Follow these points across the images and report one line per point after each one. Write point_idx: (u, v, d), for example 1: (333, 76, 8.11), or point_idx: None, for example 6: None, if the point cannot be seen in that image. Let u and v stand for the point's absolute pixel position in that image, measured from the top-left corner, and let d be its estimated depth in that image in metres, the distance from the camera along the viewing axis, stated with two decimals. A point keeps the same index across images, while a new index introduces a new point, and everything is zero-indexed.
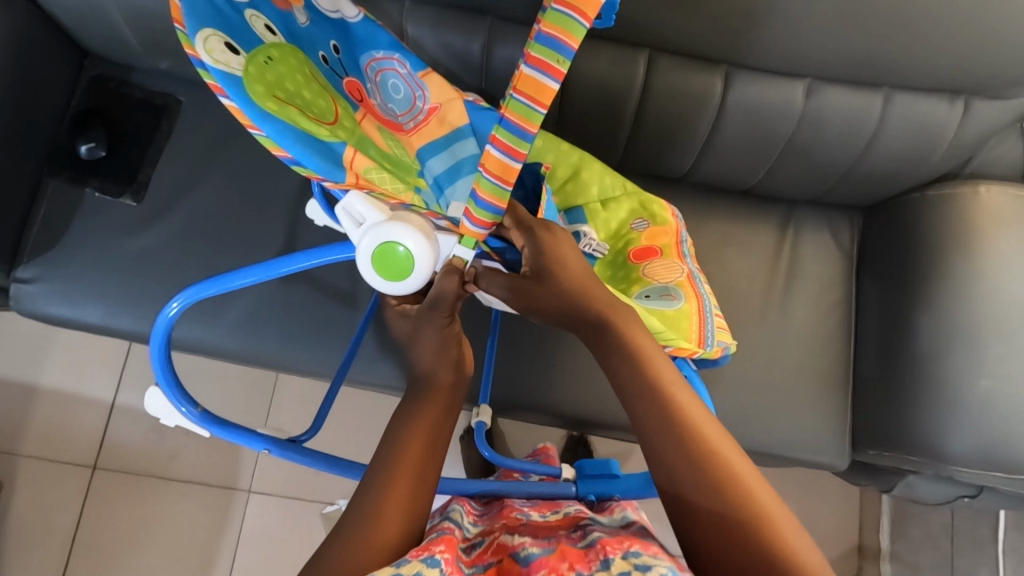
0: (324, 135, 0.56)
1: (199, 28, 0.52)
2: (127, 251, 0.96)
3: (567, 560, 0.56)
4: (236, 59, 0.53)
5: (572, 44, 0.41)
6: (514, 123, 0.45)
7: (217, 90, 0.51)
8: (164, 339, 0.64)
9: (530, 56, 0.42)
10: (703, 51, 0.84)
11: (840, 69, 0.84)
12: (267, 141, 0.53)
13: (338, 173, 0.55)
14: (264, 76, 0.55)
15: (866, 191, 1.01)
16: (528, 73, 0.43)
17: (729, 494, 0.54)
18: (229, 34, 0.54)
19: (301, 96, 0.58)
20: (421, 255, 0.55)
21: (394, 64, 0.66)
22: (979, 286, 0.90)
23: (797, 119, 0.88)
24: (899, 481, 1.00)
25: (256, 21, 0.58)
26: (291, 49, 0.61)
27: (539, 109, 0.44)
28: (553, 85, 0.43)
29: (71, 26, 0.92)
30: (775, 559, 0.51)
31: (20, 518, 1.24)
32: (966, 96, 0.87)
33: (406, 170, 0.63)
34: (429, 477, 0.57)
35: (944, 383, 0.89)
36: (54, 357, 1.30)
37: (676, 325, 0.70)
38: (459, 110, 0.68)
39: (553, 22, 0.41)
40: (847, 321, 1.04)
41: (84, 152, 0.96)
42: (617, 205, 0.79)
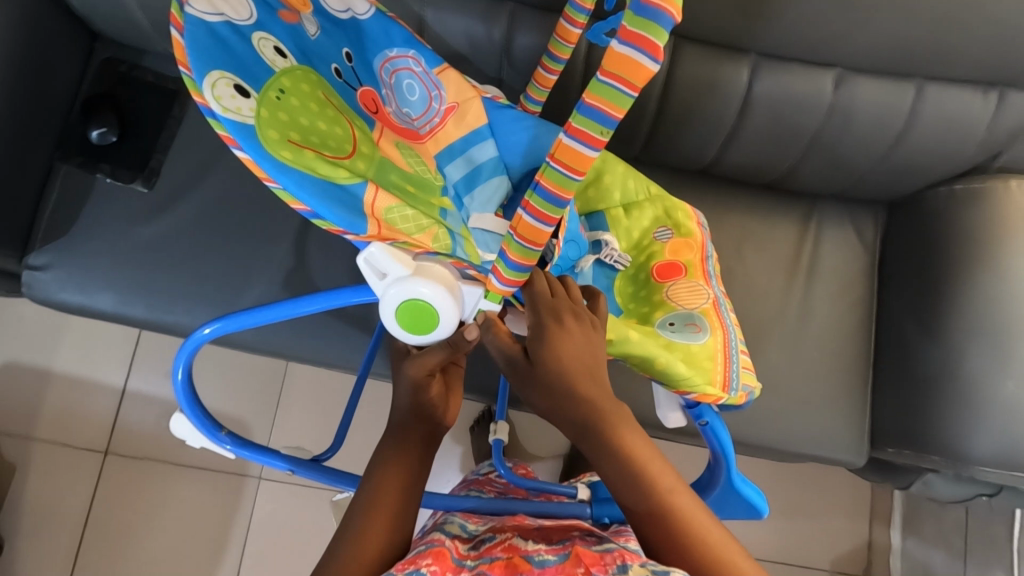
0: (342, 177, 0.55)
1: (206, 72, 0.51)
2: (138, 238, 0.95)
3: (583, 564, 0.55)
4: (248, 105, 0.52)
5: (616, 116, 0.39)
6: (549, 189, 0.44)
7: (229, 141, 0.50)
8: (186, 383, 0.65)
9: (571, 125, 0.40)
10: (731, 39, 0.81)
11: (871, 59, 0.81)
12: (284, 194, 0.52)
13: (359, 223, 0.54)
14: (276, 117, 0.54)
15: (891, 186, 0.98)
16: (567, 142, 0.41)
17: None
18: (238, 75, 0.53)
19: (317, 129, 0.57)
20: (448, 311, 0.53)
21: (409, 61, 0.63)
22: (1007, 283, 0.88)
23: (825, 110, 0.86)
24: (917, 480, 0.99)
25: (264, 44, 0.56)
26: (302, 72, 0.59)
27: (575, 177, 0.42)
28: (593, 154, 0.41)
29: (80, 7, 0.90)
30: None
31: (33, 499, 1.24)
32: (1000, 88, 0.84)
33: (430, 190, 0.63)
34: (411, 509, 0.59)
35: (968, 383, 0.88)
36: (66, 342, 1.30)
37: (700, 364, 0.68)
38: (477, 110, 0.65)
39: (597, 93, 0.38)
40: (868, 319, 1.03)
41: (95, 138, 0.94)
42: (640, 212, 0.77)
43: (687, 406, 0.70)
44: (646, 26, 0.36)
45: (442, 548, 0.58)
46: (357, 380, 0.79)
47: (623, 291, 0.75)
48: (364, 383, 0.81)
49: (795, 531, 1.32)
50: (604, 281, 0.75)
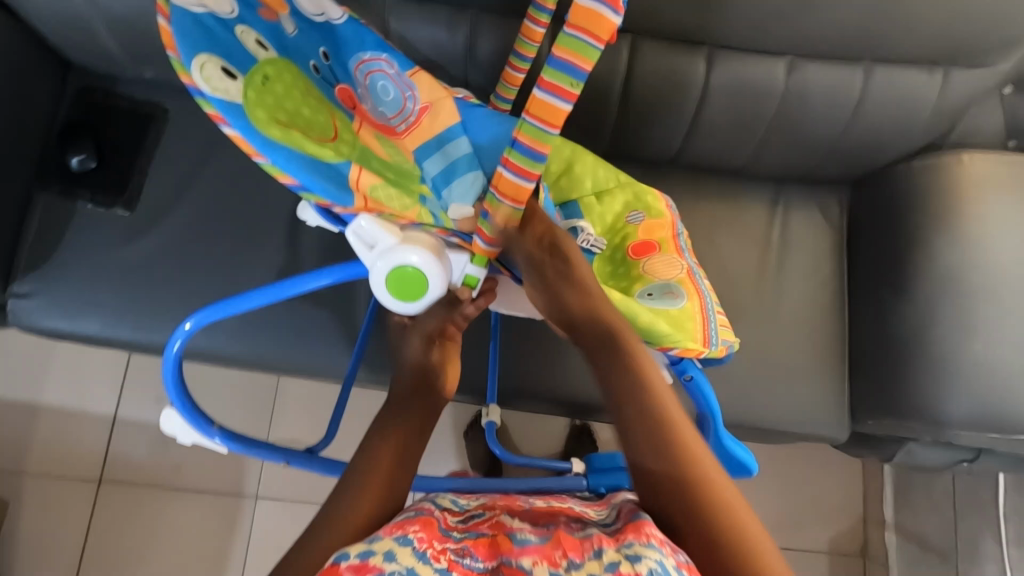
0: (328, 155, 0.59)
1: (194, 55, 0.56)
2: (120, 260, 0.97)
3: (561, 547, 0.54)
4: (235, 86, 0.57)
5: (585, 68, 0.46)
6: (526, 145, 0.51)
7: (218, 119, 0.55)
8: (177, 356, 0.66)
9: (544, 79, 0.47)
10: (686, 32, 0.85)
11: (818, 43, 0.85)
12: (273, 169, 0.57)
13: (345, 197, 0.59)
14: (263, 100, 0.58)
15: (852, 166, 1.02)
16: (541, 97, 0.48)
17: (728, 540, 0.53)
18: (226, 59, 0.58)
19: (301, 114, 0.61)
20: (435, 276, 0.60)
21: (382, 64, 0.65)
22: (967, 249, 0.92)
23: (780, 95, 0.89)
24: (900, 450, 1.01)
25: (247, 37, 0.60)
26: (284, 64, 0.63)
27: (551, 129, 0.49)
28: (564, 105, 0.48)
29: (53, 39, 0.92)
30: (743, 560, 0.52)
31: (28, 534, 1.24)
32: (944, 67, 0.88)
33: (410, 178, 0.64)
34: (404, 477, 0.62)
35: (941, 350, 0.90)
36: (54, 373, 1.30)
37: (681, 325, 0.69)
38: (451, 108, 0.65)
39: (566, 47, 0.45)
40: (840, 296, 1.06)
41: (75, 164, 0.96)
42: (611, 198, 0.80)
43: (671, 363, 0.72)
44: None
45: (430, 517, 0.59)
46: (343, 386, 0.80)
47: (602, 272, 0.77)
48: (353, 380, 0.83)
49: (791, 513, 1.33)
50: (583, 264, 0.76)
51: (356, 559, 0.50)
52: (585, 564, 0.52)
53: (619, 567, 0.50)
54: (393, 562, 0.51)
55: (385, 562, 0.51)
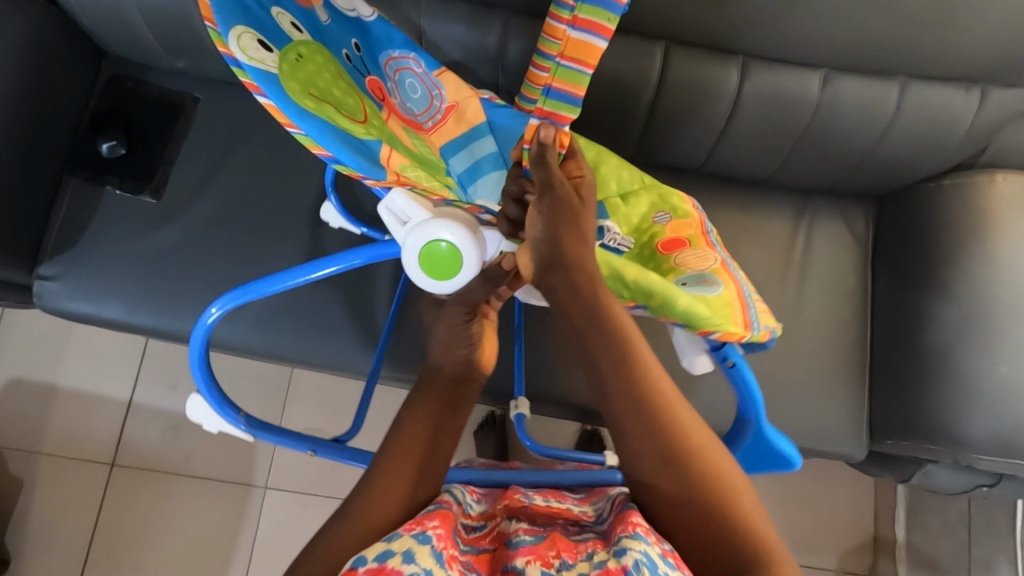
0: (362, 133, 0.56)
1: (230, 26, 0.50)
2: (145, 247, 0.97)
3: (555, 547, 0.55)
4: (271, 58, 0.52)
5: (617, 3, 0.51)
6: (564, 88, 0.54)
7: (252, 88, 0.50)
8: (204, 345, 0.66)
9: (580, 17, 0.51)
10: (719, 41, 0.84)
11: (853, 57, 0.84)
12: (306, 140, 0.52)
13: (379, 171, 0.55)
14: (298, 76, 0.54)
15: (881, 182, 1.01)
16: (577, 36, 0.52)
17: (722, 516, 0.55)
18: (260, 31, 0.53)
19: (333, 93, 0.57)
20: (467, 248, 0.55)
21: (410, 63, 0.68)
22: (995, 272, 0.91)
23: (812, 109, 0.88)
24: (917, 470, 1.00)
25: (282, 18, 0.56)
26: (316, 47, 0.59)
27: (586, 69, 0.53)
28: (601, 42, 0.52)
29: (89, 26, 0.93)
30: (722, 511, 0.55)
31: (40, 513, 1.25)
32: (982, 85, 0.88)
33: (436, 169, 0.65)
34: (432, 470, 0.61)
35: (964, 372, 0.89)
36: (72, 356, 1.31)
37: (720, 311, 0.66)
38: (476, 108, 0.70)
39: None
40: (862, 312, 1.04)
41: (105, 151, 0.97)
42: (637, 199, 0.80)
43: (712, 349, 0.70)
44: None
45: (449, 511, 0.58)
46: (368, 381, 0.81)
47: None
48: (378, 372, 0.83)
49: (800, 529, 1.32)
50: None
51: (373, 562, 0.50)
52: (576, 564, 0.52)
53: (608, 564, 0.50)
54: (411, 563, 0.50)
55: (403, 564, 0.50)
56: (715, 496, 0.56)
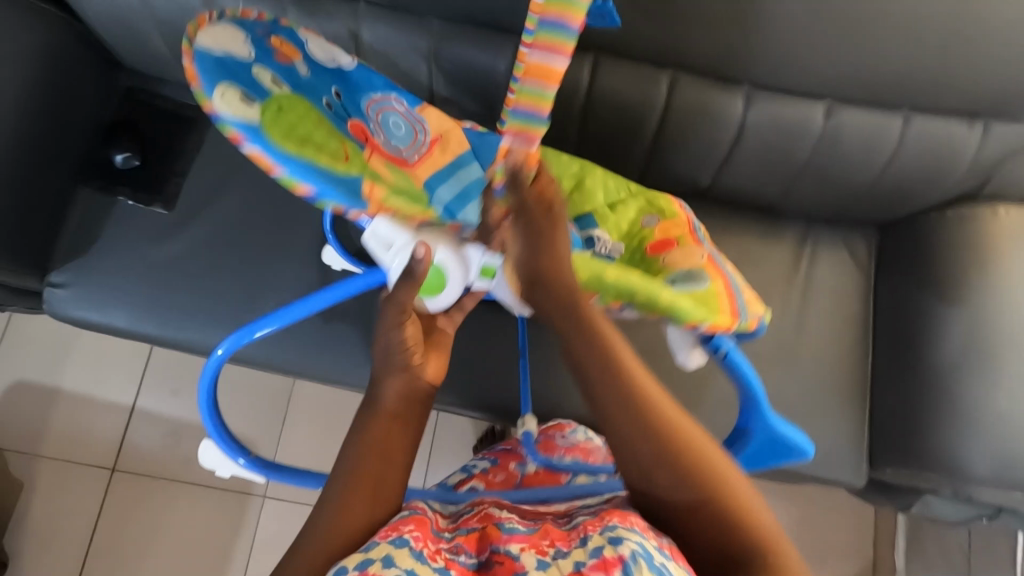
0: (341, 172, 0.60)
1: (216, 87, 0.56)
2: (153, 257, 0.99)
3: (549, 537, 0.55)
4: (252, 111, 0.57)
5: (573, 25, 0.54)
6: (530, 107, 0.58)
7: (238, 140, 0.55)
8: (211, 384, 0.70)
9: (540, 42, 0.55)
10: (725, 71, 0.86)
11: (856, 89, 0.85)
12: (289, 181, 0.56)
13: (360, 202, 0.59)
14: (279, 125, 0.59)
15: (884, 210, 1.02)
16: (538, 58, 0.56)
17: (713, 504, 0.53)
18: (242, 89, 0.58)
19: (313, 138, 0.61)
20: (448, 267, 0.66)
21: (392, 103, 0.73)
22: (993, 305, 0.92)
23: (816, 138, 0.89)
24: (916, 500, 0.99)
25: (263, 75, 0.62)
26: (297, 97, 0.64)
27: (550, 88, 0.57)
28: (561, 61, 0.56)
29: (108, 40, 0.96)
30: (728, 502, 0.54)
31: (39, 516, 1.26)
32: (984, 119, 0.88)
33: (422, 201, 0.67)
34: (389, 485, 0.58)
35: (965, 404, 0.90)
36: (78, 361, 1.33)
37: (707, 302, 0.68)
38: (459, 138, 0.76)
39: (556, 7, 0.54)
40: (865, 338, 1.04)
41: (119, 161, 1.00)
42: (624, 207, 0.81)
43: (702, 340, 0.69)
44: None
45: (425, 514, 0.59)
46: None
47: None
48: None
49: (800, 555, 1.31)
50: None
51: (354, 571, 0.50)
52: (572, 551, 0.53)
53: (604, 552, 0.51)
54: (391, 567, 0.51)
55: (383, 569, 0.50)
56: (717, 490, 0.54)
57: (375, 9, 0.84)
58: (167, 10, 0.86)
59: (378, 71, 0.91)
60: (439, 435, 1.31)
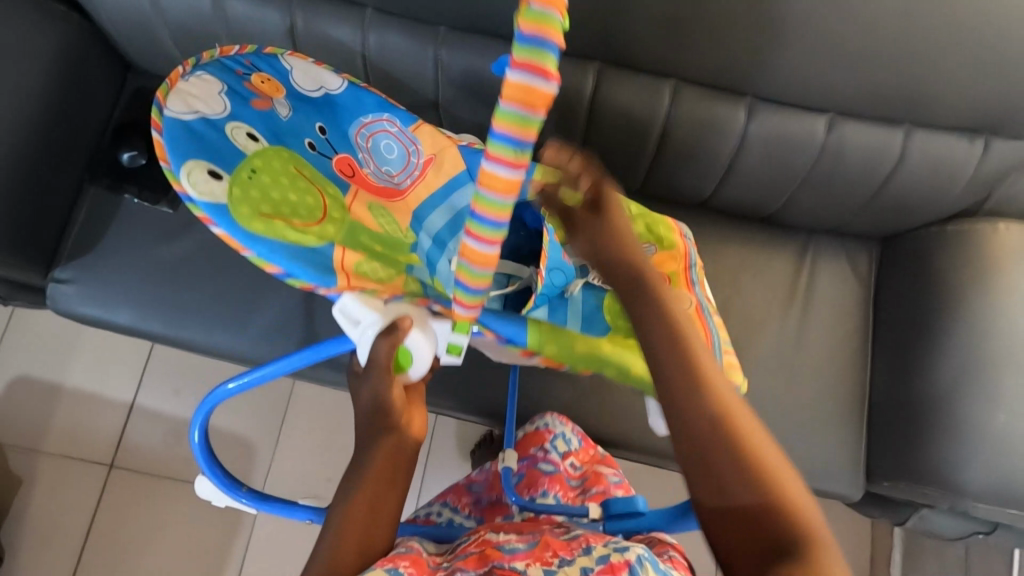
0: (312, 241, 0.65)
1: (182, 163, 0.64)
2: (158, 256, 0.99)
3: (551, 548, 0.58)
4: (219, 185, 0.64)
5: (529, 138, 0.37)
6: (487, 217, 0.42)
7: (206, 221, 0.62)
8: (202, 445, 0.72)
9: (488, 155, 0.38)
10: (730, 83, 0.87)
11: (858, 103, 0.86)
12: (259, 260, 0.63)
13: (330, 279, 0.64)
14: (249, 195, 0.65)
15: (885, 224, 1.02)
16: (488, 171, 0.39)
17: (779, 524, 0.51)
18: (212, 161, 0.65)
19: (287, 200, 0.67)
20: (415, 345, 0.63)
21: (383, 124, 0.76)
22: (993, 321, 0.92)
23: (818, 150, 0.90)
24: (913, 514, 0.99)
25: (237, 132, 0.69)
26: (274, 152, 0.70)
27: (507, 200, 0.41)
28: (515, 177, 0.39)
29: (119, 40, 0.97)
30: (772, 497, 0.52)
31: (36, 512, 1.26)
32: (985, 136, 0.89)
33: (400, 248, 0.72)
34: (385, 511, 0.59)
35: (965, 419, 0.90)
36: (80, 357, 1.33)
37: None
38: (454, 156, 0.76)
39: (504, 120, 0.36)
40: (864, 351, 1.05)
41: (125, 159, 0.98)
42: None
43: None
44: (534, 53, 0.34)
45: (419, 555, 0.60)
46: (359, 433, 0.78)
47: (612, 308, 0.74)
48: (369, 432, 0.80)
49: None
50: (595, 303, 0.75)
51: None
52: (578, 559, 0.56)
53: (611, 558, 0.55)
54: None
55: None
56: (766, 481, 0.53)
57: (384, 18, 0.86)
58: (179, 15, 0.88)
59: (384, 76, 0.92)
60: (437, 440, 1.32)
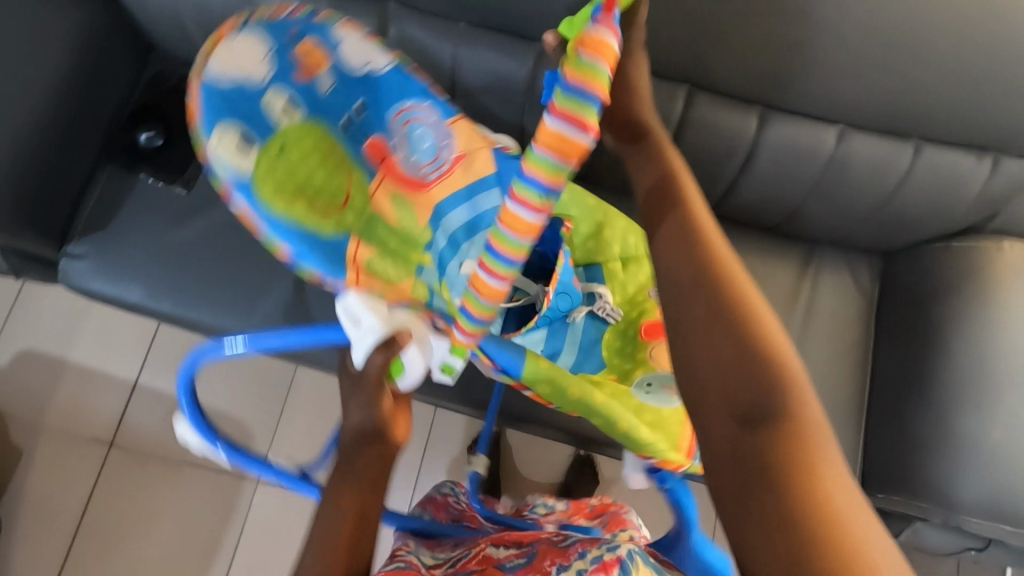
0: (327, 231, 0.71)
1: (218, 126, 0.69)
2: (168, 236, 1.01)
3: (548, 558, 0.60)
4: (247, 159, 0.70)
5: (556, 183, 0.39)
6: (502, 254, 0.43)
7: (226, 194, 0.68)
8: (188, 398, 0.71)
9: (514, 193, 0.40)
10: (743, 90, 0.88)
11: (869, 116, 0.87)
12: (270, 241, 0.69)
13: (338, 271, 0.69)
14: (273, 171, 0.70)
15: (889, 238, 1.03)
16: (511, 210, 0.41)
17: (765, 393, 0.46)
18: (245, 128, 0.70)
19: (310, 180, 0.72)
20: (414, 358, 0.61)
21: (419, 113, 0.77)
22: (994, 338, 0.93)
23: (827, 160, 0.91)
24: (906, 527, 0.99)
25: (275, 103, 0.73)
26: (306, 129, 0.75)
27: (525, 240, 0.42)
28: (537, 218, 0.41)
29: (143, 21, 0.98)
30: (761, 363, 0.47)
31: (34, 485, 1.27)
32: (993, 154, 0.90)
33: (414, 244, 0.76)
34: (367, 528, 0.60)
35: (963, 435, 0.90)
36: (85, 334, 1.35)
37: (667, 430, 0.69)
38: (485, 159, 0.78)
39: (533, 163, 0.38)
40: (863, 364, 1.06)
41: (143, 140, 1.02)
42: (637, 269, 0.81)
43: (650, 471, 0.72)
44: (574, 103, 0.36)
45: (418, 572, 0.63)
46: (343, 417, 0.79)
47: (610, 345, 0.79)
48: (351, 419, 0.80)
49: None
50: (594, 334, 0.80)
51: None
52: (573, 563, 0.57)
53: (603, 558, 0.55)
54: None
55: None
56: (757, 347, 0.48)
57: (405, 13, 0.87)
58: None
59: None
60: (434, 433, 1.33)
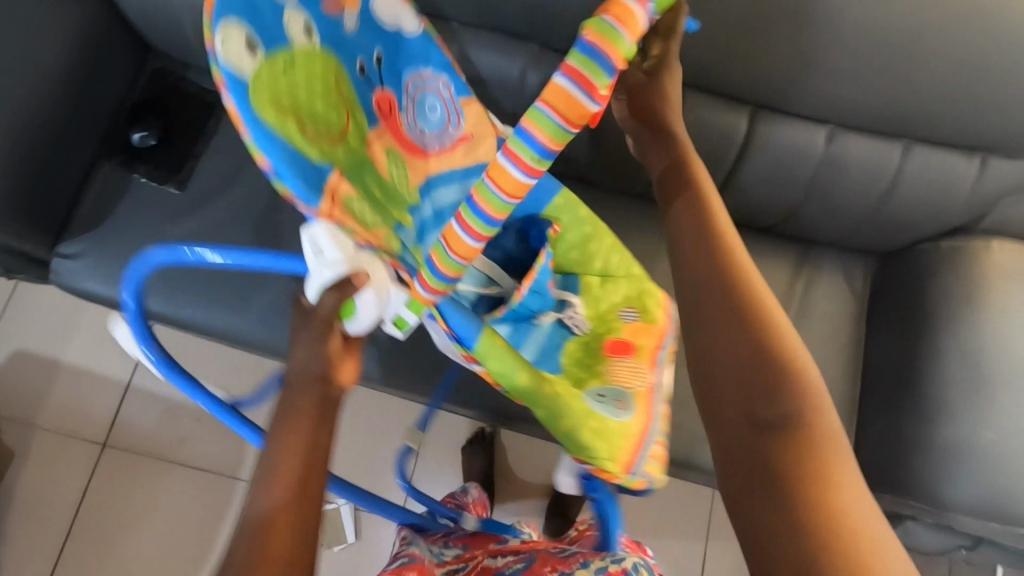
0: (314, 153, 0.57)
1: (222, 20, 0.54)
2: (162, 235, 1.00)
3: (549, 564, 0.68)
4: (250, 61, 0.55)
5: (554, 147, 0.36)
6: (483, 210, 0.40)
7: (220, 85, 0.53)
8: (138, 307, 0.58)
9: (506, 147, 0.37)
10: (737, 91, 0.88)
11: (862, 117, 0.88)
12: (253, 146, 0.55)
13: (314, 197, 0.56)
14: (276, 83, 0.56)
15: (881, 238, 1.04)
16: (502, 165, 0.38)
17: (785, 397, 0.48)
18: (252, 31, 0.55)
19: (311, 106, 0.59)
20: (368, 302, 0.51)
21: (437, 86, 0.68)
22: (985, 338, 0.93)
23: (819, 161, 0.91)
24: (898, 526, 0.99)
25: (295, 21, 0.58)
26: (322, 57, 0.60)
27: (511, 201, 0.39)
28: (527, 179, 0.38)
29: (139, 22, 0.98)
30: (780, 371, 0.49)
31: (27, 485, 1.27)
32: (983, 155, 0.91)
33: (397, 201, 0.65)
34: (315, 481, 0.51)
35: (954, 433, 0.91)
36: (80, 334, 1.34)
37: (611, 441, 0.62)
38: (489, 147, 0.69)
39: (533, 117, 0.36)
40: (856, 363, 1.06)
41: (136, 139, 1.02)
42: (613, 287, 0.77)
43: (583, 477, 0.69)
44: (587, 64, 0.35)
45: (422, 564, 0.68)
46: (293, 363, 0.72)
47: (571, 355, 0.74)
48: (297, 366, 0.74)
49: None
50: (557, 340, 0.74)
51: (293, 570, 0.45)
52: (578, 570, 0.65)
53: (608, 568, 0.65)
54: None
55: None
56: (776, 354, 0.49)
57: None
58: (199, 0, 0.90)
59: None
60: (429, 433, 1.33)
